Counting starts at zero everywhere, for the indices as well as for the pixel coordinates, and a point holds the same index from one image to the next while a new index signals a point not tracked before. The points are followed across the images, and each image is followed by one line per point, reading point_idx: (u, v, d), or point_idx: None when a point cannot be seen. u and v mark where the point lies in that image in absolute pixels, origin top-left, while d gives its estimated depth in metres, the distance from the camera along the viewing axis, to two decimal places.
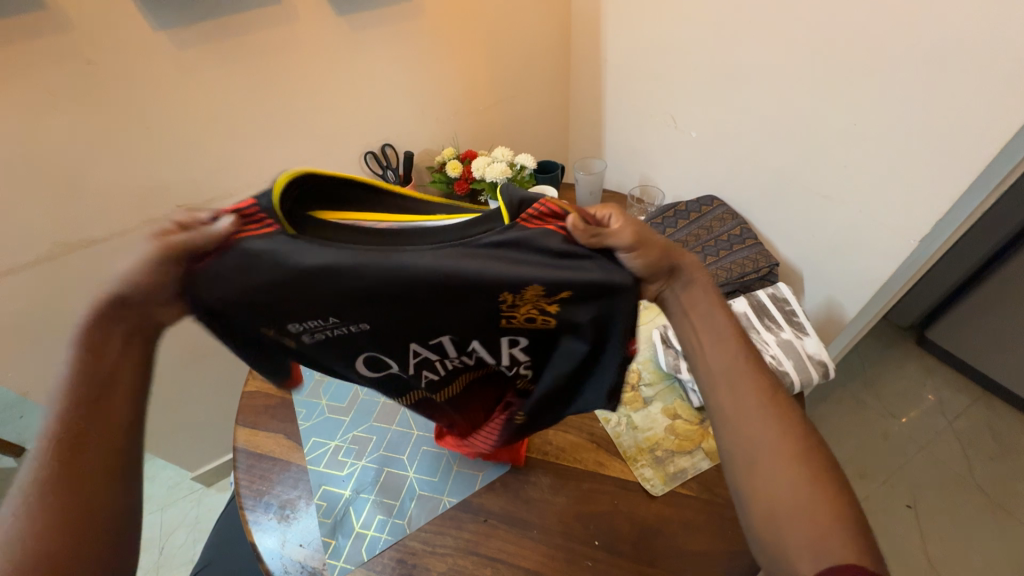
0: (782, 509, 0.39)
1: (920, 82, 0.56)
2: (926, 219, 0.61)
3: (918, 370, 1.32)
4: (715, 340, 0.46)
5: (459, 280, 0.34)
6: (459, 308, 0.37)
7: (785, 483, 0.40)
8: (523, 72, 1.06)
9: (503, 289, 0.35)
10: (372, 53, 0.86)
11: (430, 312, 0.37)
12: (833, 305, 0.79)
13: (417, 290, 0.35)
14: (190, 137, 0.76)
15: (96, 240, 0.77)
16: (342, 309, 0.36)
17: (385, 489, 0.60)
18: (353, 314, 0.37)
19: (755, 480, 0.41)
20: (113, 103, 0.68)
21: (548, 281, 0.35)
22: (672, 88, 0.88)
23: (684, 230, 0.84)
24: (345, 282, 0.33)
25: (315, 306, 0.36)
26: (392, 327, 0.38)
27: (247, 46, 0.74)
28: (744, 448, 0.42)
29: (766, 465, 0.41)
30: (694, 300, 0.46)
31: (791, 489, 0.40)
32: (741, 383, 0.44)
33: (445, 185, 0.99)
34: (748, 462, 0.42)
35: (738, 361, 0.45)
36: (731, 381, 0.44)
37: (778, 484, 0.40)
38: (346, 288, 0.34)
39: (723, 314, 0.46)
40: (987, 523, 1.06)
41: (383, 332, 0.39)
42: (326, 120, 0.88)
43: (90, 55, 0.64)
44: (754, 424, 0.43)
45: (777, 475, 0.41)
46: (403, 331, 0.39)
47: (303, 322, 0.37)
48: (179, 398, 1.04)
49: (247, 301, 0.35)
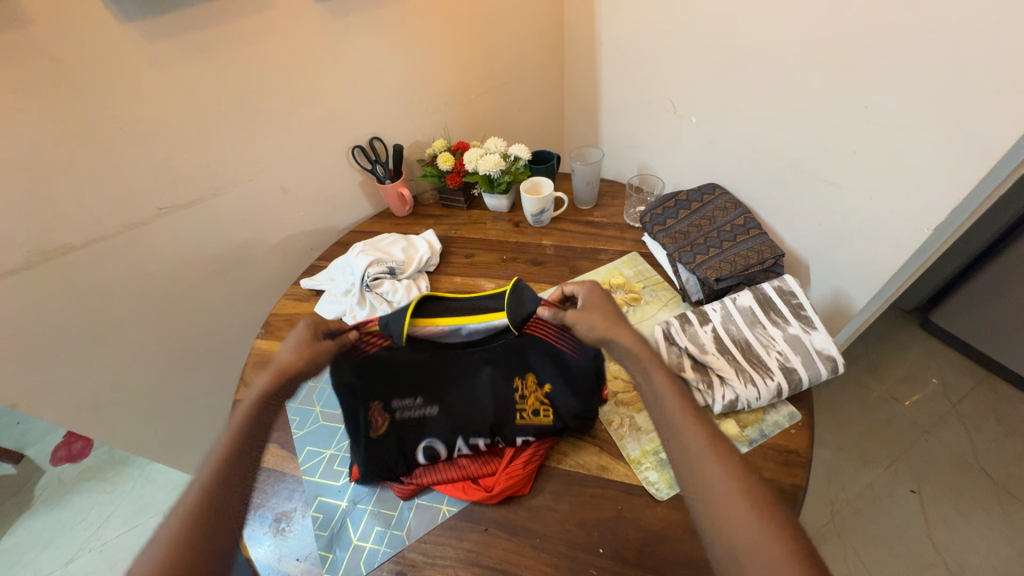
0: (742, 550, 0.37)
1: (938, 59, 0.52)
2: (940, 207, 0.57)
3: (922, 354, 1.31)
4: (655, 403, 0.47)
5: (485, 367, 0.57)
6: (483, 390, 0.58)
7: (745, 521, 0.38)
8: (513, 57, 1.01)
9: (515, 376, 0.58)
10: (354, 42, 0.81)
11: (478, 394, 0.58)
12: (841, 296, 0.77)
13: (475, 365, 0.56)
14: (168, 134, 0.73)
15: (76, 246, 0.73)
16: (423, 388, 0.57)
17: (381, 499, 0.58)
18: (429, 390, 0.57)
19: (713, 512, 0.39)
20: (81, 103, 0.64)
21: (535, 371, 0.58)
22: (671, 69, 0.84)
23: (685, 220, 0.81)
24: (418, 369, 0.55)
25: (409, 385, 0.56)
26: (438, 402, 0.58)
27: (220, 37, 0.70)
28: (700, 486, 0.41)
29: (730, 504, 0.39)
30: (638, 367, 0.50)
31: (756, 525, 0.38)
32: (686, 431, 0.44)
33: (437, 178, 0.95)
34: (706, 504, 0.40)
35: (682, 408, 0.45)
36: (674, 425, 0.45)
37: (738, 521, 0.38)
38: (421, 371, 0.55)
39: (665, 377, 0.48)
40: (991, 506, 1.06)
41: (436, 409, 0.58)
42: (308, 114, 0.84)
43: (53, 52, 0.60)
44: (707, 462, 0.41)
45: (738, 511, 0.38)
46: (448, 414, 0.58)
47: (401, 400, 0.56)
48: (173, 404, 1.02)
49: (367, 390, 0.54)
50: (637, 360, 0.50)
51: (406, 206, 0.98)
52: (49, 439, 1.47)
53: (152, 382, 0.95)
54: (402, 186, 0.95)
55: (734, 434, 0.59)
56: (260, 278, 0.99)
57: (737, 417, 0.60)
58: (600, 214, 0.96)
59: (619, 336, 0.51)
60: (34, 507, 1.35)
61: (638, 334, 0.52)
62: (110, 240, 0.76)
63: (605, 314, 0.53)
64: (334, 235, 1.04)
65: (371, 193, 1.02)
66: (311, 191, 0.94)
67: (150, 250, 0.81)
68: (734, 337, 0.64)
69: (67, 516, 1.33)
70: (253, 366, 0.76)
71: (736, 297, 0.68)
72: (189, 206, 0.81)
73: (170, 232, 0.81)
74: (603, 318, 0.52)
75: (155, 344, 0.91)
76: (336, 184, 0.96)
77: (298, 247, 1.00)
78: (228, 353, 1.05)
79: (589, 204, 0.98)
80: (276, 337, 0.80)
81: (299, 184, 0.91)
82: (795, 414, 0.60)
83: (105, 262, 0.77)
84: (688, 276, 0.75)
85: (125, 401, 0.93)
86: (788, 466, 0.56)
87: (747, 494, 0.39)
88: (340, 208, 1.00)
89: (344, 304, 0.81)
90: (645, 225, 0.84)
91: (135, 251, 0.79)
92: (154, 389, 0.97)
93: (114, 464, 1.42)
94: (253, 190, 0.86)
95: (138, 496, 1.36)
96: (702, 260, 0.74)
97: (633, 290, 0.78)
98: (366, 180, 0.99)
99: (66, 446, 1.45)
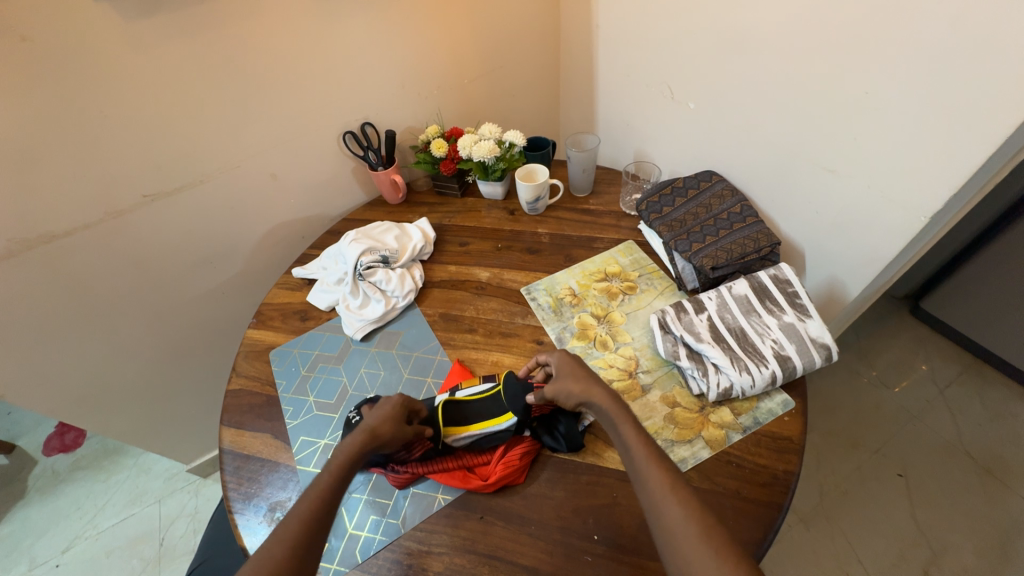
0: None
1: (939, 42, 0.50)
2: (936, 194, 0.57)
3: (912, 341, 1.32)
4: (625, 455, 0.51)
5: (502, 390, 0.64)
6: None
7: (705, 564, 0.42)
8: (507, 40, 0.99)
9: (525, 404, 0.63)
10: (342, 21, 0.79)
11: None
12: (835, 284, 0.77)
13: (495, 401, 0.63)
14: (150, 118, 0.71)
15: (59, 234, 0.71)
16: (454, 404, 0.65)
17: (377, 488, 0.58)
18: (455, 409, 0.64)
19: (678, 555, 0.43)
20: (57, 86, 0.62)
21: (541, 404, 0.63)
22: (668, 56, 0.82)
23: (681, 208, 0.80)
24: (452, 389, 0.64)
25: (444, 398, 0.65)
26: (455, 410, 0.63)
27: (200, 16, 0.67)
28: (665, 532, 0.45)
29: (687, 543, 0.43)
30: (613, 412, 0.54)
31: (717, 566, 0.41)
32: (650, 472, 0.48)
33: (430, 165, 0.93)
34: (671, 542, 0.44)
35: (650, 456, 0.49)
36: (643, 478, 0.48)
37: (696, 564, 0.42)
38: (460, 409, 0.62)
39: (631, 424, 0.53)
40: (974, 486, 1.09)
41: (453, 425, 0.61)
42: (295, 99, 0.82)
43: (24, 30, 0.57)
44: (673, 511, 0.45)
45: (694, 551, 0.43)
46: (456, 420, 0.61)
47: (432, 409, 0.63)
48: (167, 394, 1.01)
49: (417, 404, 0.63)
50: (608, 418, 0.54)
51: (399, 193, 0.96)
52: (40, 430, 1.46)
53: (144, 372, 0.94)
54: (395, 173, 0.93)
55: (729, 421, 0.59)
56: (252, 268, 0.98)
57: (732, 404, 0.61)
58: (595, 202, 0.95)
59: (592, 396, 0.55)
60: (28, 496, 1.34)
61: (612, 393, 0.56)
62: (95, 228, 0.74)
63: (577, 377, 0.57)
64: (326, 223, 1.02)
65: (364, 180, 1.00)
66: (301, 178, 0.92)
67: (138, 238, 0.79)
68: (729, 325, 0.64)
69: (62, 505, 1.32)
70: (244, 356, 0.75)
71: (732, 285, 0.67)
72: (175, 193, 0.79)
73: (157, 220, 0.80)
74: (578, 382, 0.57)
75: (145, 334, 0.90)
76: (327, 170, 0.94)
77: (288, 236, 0.98)
78: (220, 343, 1.04)
79: (584, 192, 0.96)
80: (267, 327, 0.79)
81: (289, 170, 0.89)
82: (789, 401, 0.61)
83: (89, 251, 0.75)
84: (684, 265, 0.75)
85: (116, 392, 0.92)
86: (783, 453, 0.56)
87: (711, 530, 0.44)
88: (332, 196, 0.98)
89: (337, 293, 0.80)
90: (642, 213, 0.83)
91: (120, 240, 0.78)
92: (147, 379, 0.96)
93: (107, 454, 1.42)
94: (240, 177, 0.84)
95: (133, 484, 1.36)
96: (699, 248, 0.74)
97: (628, 279, 0.78)
98: (358, 167, 0.97)
99: (59, 437, 1.44)
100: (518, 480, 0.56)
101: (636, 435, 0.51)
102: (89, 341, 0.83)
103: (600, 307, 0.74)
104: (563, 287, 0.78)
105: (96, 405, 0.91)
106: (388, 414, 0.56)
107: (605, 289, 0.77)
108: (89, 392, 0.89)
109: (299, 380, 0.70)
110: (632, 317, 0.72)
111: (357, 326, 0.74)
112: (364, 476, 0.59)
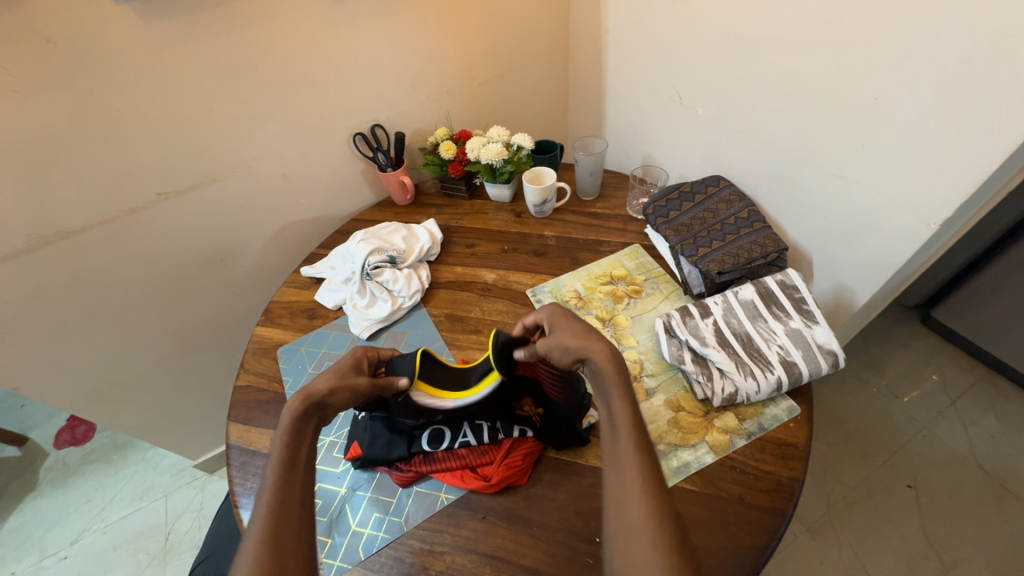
0: None
1: (950, 50, 0.50)
2: (947, 203, 0.56)
3: (922, 350, 1.31)
4: (610, 429, 0.48)
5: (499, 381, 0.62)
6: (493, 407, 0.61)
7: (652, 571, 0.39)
8: (517, 45, 1.00)
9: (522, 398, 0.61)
10: (355, 25, 0.80)
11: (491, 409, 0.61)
12: (843, 291, 0.76)
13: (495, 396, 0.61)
14: (166, 118, 0.72)
15: (76, 231, 0.73)
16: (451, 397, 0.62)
17: (381, 487, 0.58)
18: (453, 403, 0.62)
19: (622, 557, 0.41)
20: (79, 87, 0.64)
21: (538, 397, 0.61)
22: (677, 62, 0.83)
23: (688, 212, 0.80)
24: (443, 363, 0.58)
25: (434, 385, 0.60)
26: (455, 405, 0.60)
27: (217, 21, 0.69)
28: (618, 525, 0.43)
29: (635, 543, 0.41)
30: (607, 374, 0.50)
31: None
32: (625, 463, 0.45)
33: (438, 167, 0.94)
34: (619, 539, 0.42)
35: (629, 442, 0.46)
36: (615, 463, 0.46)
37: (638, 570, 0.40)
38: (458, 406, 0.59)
39: (625, 400, 0.48)
40: (985, 500, 1.07)
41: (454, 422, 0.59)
42: (308, 102, 0.83)
43: (49, 33, 0.59)
44: (633, 499, 0.43)
45: (640, 544, 0.41)
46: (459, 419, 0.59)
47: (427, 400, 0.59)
48: (175, 389, 1.03)
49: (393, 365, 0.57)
50: (605, 382, 0.50)
51: (407, 195, 0.97)
52: (52, 423, 1.48)
53: (153, 367, 0.96)
54: (403, 174, 0.94)
55: (733, 426, 0.59)
56: (261, 266, 0.99)
57: (736, 410, 0.61)
58: (602, 205, 0.95)
59: (592, 351, 0.51)
60: (38, 488, 1.36)
61: (612, 346, 0.52)
62: (109, 225, 0.76)
63: (576, 333, 0.53)
64: (335, 223, 1.03)
65: (373, 181, 1.01)
66: (311, 179, 0.93)
67: (151, 235, 0.81)
68: (735, 330, 0.64)
69: (71, 498, 1.34)
70: (253, 353, 0.76)
71: (738, 290, 0.67)
72: (189, 192, 0.81)
73: (170, 218, 0.81)
74: (578, 338, 0.52)
75: (155, 329, 0.91)
76: (337, 171, 0.95)
77: (298, 235, 0.99)
78: (229, 340, 1.05)
79: (592, 196, 0.97)
80: (275, 325, 0.80)
81: (300, 171, 0.90)
82: (795, 408, 0.60)
83: (105, 248, 0.77)
84: (690, 269, 0.75)
85: (126, 386, 0.94)
86: (786, 460, 0.56)
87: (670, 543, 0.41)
88: (342, 197, 0.99)
89: (345, 293, 0.81)
90: (649, 217, 0.83)
91: (133, 237, 0.79)
92: (157, 374, 0.97)
93: (117, 448, 1.44)
94: (252, 177, 0.86)
95: (141, 479, 1.38)
96: (705, 252, 0.73)
97: (634, 283, 0.78)
98: (368, 168, 0.98)
99: (70, 430, 1.46)
100: (521, 482, 0.56)
101: (622, 410, 0.48)
102: (102, 335, 0.85)
103: (606, 310, 0.74)
104: (569, 290, 0.78)
105: (106, 399, 0.93)
106: (336, 374, 0.53)
107: (610, 292, 0.77)
108: (101, 386, 0.90)
109: (306, 377, 0.71)
110: (637, 321, 0.72)
111: (364, 326, 0.75)
112: (368, 474, 0.59)
